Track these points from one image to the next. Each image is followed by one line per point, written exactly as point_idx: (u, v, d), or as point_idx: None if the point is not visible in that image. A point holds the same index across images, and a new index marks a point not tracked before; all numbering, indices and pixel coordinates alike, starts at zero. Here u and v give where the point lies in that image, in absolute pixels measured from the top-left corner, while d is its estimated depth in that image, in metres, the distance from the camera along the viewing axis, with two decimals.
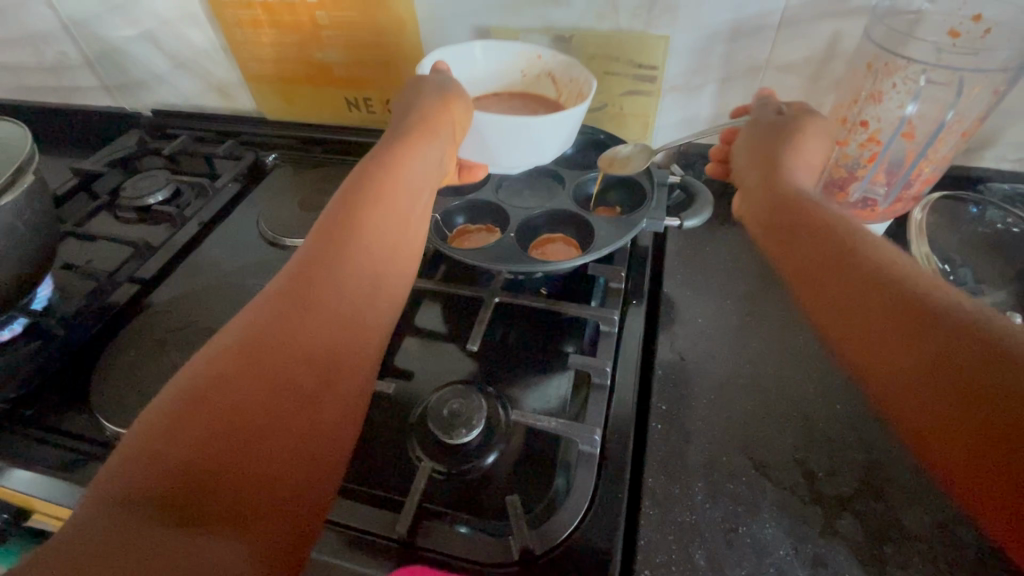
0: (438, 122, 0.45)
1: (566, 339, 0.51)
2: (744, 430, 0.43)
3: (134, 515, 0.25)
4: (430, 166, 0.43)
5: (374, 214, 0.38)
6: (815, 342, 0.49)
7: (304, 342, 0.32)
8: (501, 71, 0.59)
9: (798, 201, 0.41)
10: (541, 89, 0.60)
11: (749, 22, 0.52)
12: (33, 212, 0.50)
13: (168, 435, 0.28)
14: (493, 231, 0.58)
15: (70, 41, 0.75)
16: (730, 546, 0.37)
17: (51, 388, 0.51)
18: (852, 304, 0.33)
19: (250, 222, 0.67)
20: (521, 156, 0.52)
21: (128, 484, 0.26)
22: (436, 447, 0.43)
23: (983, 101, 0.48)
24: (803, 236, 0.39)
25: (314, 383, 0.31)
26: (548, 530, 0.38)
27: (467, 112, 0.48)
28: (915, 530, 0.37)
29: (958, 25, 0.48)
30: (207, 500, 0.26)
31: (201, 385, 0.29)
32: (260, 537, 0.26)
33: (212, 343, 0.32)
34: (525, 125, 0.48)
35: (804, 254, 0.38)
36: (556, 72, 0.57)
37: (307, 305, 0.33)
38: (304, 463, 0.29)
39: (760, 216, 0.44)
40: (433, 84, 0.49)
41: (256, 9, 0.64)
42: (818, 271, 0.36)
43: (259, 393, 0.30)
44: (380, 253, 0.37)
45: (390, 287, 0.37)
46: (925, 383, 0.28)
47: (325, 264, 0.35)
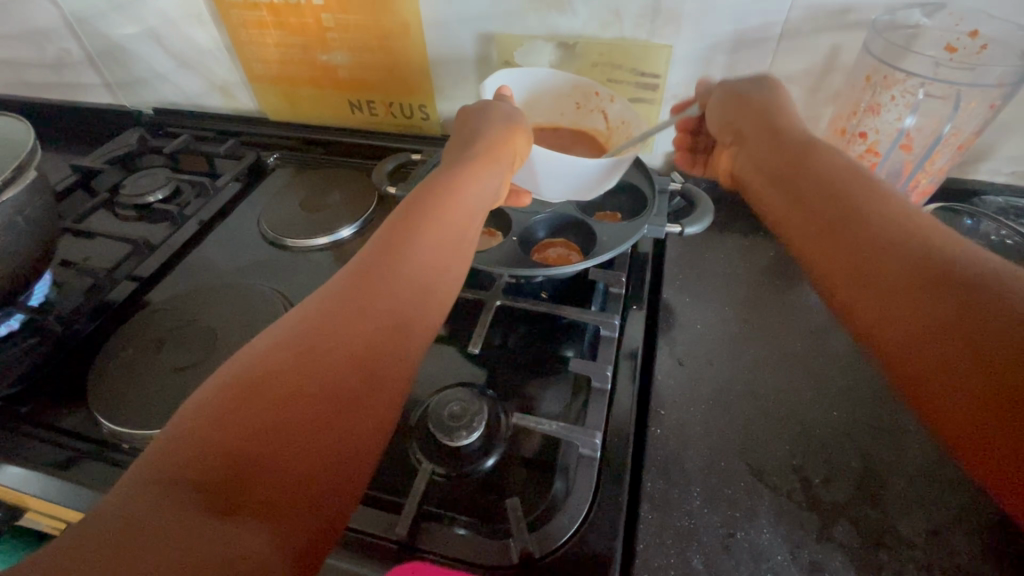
0: (500, 148, 0.47)
1: (566, 343, 0.51)
2: (742, 435, 0.44)
3: (175, 497, 0.25)
4: (484, 186, 0.45)
5: (429, 228, 0.39)
6: (811, 349, 0.50)
7: (357, 346, 0.32)
8: (557, 99, 0.62)
9: (801, 164, 0.40)
10: (590, 121, 0.63)
11: (751, 33, 0.53)
12: (32, 208, 0.50)
13: (219, 422, 0.28)
14: (493, 234, 0.56)
15: (73, 38, 0.75)
16: (728, 551, 0.37)
17: (45, 384, 0.51)
18: (847, 269, 0.33)
19: (250, 222, 0.67)
20: (565, 188, 0.54)
21: (175, 466, 0.26)
22: (436, 449, 0.43)
23: (979, 115, 0.49)
24: (799, 198, 0.38)
25: (358, 386, 0.31)
26: (547, 533, 0.38)
27: (527, 144, 0.50)
28: (910, 537, 0.38)
29: (955, 41, 0.49)
30: (245, 489, 0.26)
31: (258, 376, 0.30)
32: (291, 530, 0.26)
33: (267, 338, 0.33)
34: (578, 168, 0.50)
35: (799, 217, 0.37)
36: (609, 111, 0.60)
37: (362, 309, 0.34)
38: (339, 464, 0.29)
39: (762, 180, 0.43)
40: (500, 110, 0.51)
41: (262, 10, 0.64)
42: (822, 227, 0.35)
43: (313, 391, 0.30)
44: (431, 264, 0.38)
45: (440, 299, 0.38)
46: (924, 342, 0.27)
47: (381, 271, 0.36)
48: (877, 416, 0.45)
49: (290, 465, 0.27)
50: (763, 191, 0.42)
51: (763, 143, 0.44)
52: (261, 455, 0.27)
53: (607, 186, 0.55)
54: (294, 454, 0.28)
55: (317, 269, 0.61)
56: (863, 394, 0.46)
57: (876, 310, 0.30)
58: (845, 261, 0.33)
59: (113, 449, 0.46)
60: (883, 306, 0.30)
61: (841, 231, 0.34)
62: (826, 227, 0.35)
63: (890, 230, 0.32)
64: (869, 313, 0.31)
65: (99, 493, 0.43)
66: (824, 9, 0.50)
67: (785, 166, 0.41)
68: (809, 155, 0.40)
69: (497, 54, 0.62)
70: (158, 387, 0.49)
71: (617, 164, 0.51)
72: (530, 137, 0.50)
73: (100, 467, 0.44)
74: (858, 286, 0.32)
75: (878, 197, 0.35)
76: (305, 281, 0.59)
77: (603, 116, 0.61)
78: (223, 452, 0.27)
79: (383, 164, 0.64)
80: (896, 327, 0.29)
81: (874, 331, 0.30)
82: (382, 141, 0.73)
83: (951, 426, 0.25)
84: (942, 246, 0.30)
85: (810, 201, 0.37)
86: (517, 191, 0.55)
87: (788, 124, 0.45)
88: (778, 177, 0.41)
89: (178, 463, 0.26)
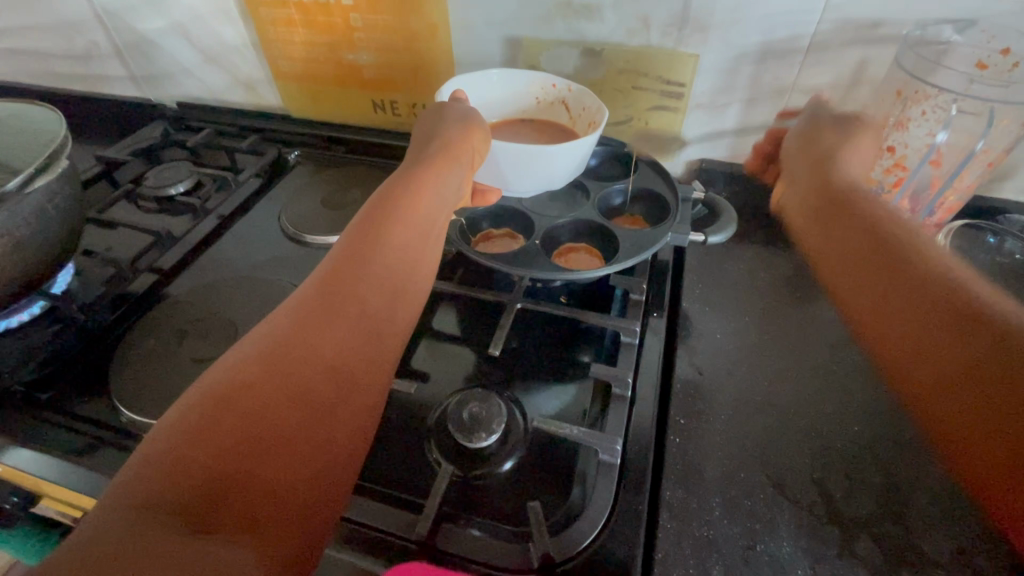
0: (459, 146, 0.47)
1: (584, 347, 0.51)
2: (762, 447, 0.43)
3: (153, 517, 0.25)
4: (449, 187, 0.45)
5: (397, 231, 0.40)
6: (832, 362, 0.50)
7: (329, 351, 0.33)
8: (516, 95, 0.62)
9: (855, 194, 0.48)
10: (553, 116, 0.62)
11: (779, 46, 0.53)
12: (63, 196, 0.50)
13: (192, 439, 0.28)
14: (515, 238, 0.59)
15: (102, 31, 0.76)
16: (748, 563, 0.37)
17: (68, 372, 0.51)
18: (910, 343, 0.37)
19: (271, 217, 0.68)
20: (533, 182, 0.54)
21: (151, 486, 0.26)
22: (454, 450, 0.43)
23: (1011, 134, 0.49)
24: (885, 275, 0.41)
25: (332, 392, 0.32)
26: (568, 538, 0.37)
27: (485, 141, 0.49)
28: (934, 555, 0.37)
29: (987, 58, 0.49)
30: (223, 504, 0.26)
31: (227, 389, 0.30)
32: (272, 540, 0.26)
33: (232, 354, 0.33)
34: (539, 154, 0.50)
35: (853, 240, 0.45)
36: (569, 101, 0.60)
37: (332, 316, 0.34)
38: (318, 471, 0.29)
39: (807, 207, 0.51)
40: (456, 111, 0.51)
41: (291, 9, 0.65)
42: (849, 252, 0.45)
43: (286, 398, 0.30)
44: (402, 268, 0.39)
45: (410, 300, 0.39)
46: (983, 420, 0.31)
47: (350, 277, 0.37)
48: (899, 431, 0.44)
49: (268, 476, 0.28)
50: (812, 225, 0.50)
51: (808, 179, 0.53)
52: (237, 467, 0.27)
53: (573, 174, 0.55)
54: (270, 464, 0.28)
55: None
56: (885, 409, 0.46)
57: (939, 388, 0.34)
58: (915, 339, 0.37)
59: (131, 439, 0.46)
60: (954, 389, 0.33)
61: (925, 309, 0.37)
62: (866, 257, 0.43)
63: (925, 267, 0.40)
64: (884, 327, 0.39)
65: None
66: (855, 24, 0.50)
67: (875, 241, 0.43)
68: (854, 203, 0.47)
69: (522, 58, 0.62)
70: (181, 378, 0.49)
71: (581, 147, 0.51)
72: (489, 134, 0.50)
73: (120, 456, 0.44)
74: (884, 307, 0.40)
75: (930, 256, 0.40)
76: None
77: (565, 108, 0.60)
78: (199, 471, 0.27)
79: None
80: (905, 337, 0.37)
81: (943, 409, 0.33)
82: (402, 141, 0.73)
83: (1000, 493, 0.29)
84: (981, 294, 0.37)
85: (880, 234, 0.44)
86: (483, 190, 0.56)
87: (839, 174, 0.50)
88: (863, 258, 0.43)
89: (154, 484, 0.26)
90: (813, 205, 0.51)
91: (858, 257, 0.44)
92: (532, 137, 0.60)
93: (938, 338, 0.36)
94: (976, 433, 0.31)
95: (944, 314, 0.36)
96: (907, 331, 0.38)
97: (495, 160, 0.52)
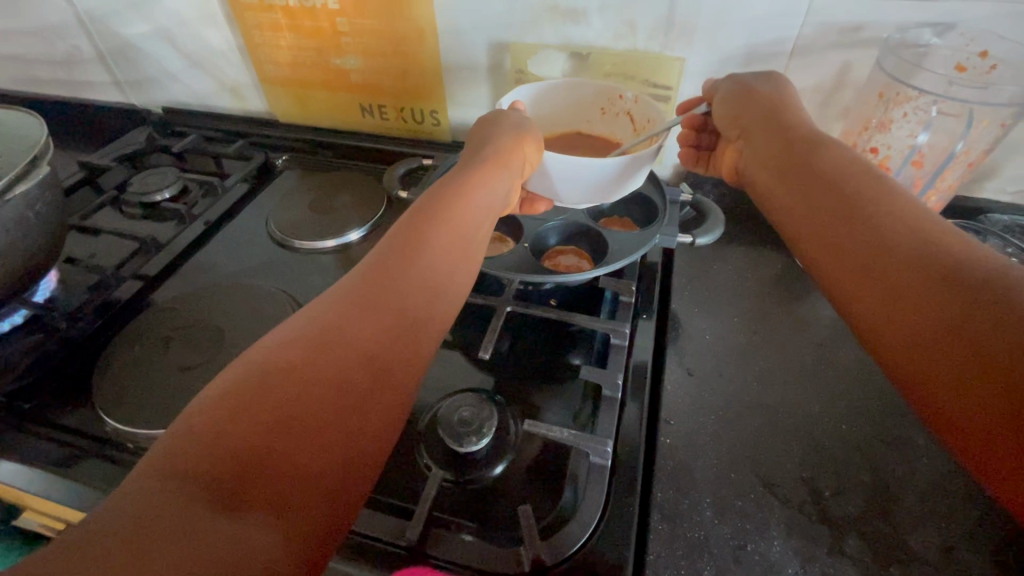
0: (512, 154, 0.47)
1: (574, 350, 0.51)
2: (752, 447, 0.43)
3: (183, 490, 0.24)
4: (495, 189, 0.45)
5: (443, 227, 0.40)
6: (820, 361, 0.50)
7: (366, 342, 0.32)
8: (580, 102, 0.61)
9: (812, 155, 0.40)
10: (618, 127, 0.61)
11: (762, 50, 0.54)
12: (43, 202, 0.49)
13: (234, 414, 0.28)
14: (504, 240, 0.57)
15: (85, 36, 0.75)
16: (739, 563, 0.37)
17: (47, 382, 0.50)
18: (869, 273, 0.32)
19: (258, 223, 0.67)
20: (581, 195, 0.53)
21: (188, 458, 0.26)
22: (445, 456, 0.43)
23: (990, 134, 0.50)
24: (802, 199, 0.38)
25: (368, 382, 0.31)
26: (560, 541, 0.37)
27: (538, 154, 0.51)
28: (921, 552, 0.37)
29: (965, 60, 0.50)
30: (254, 483, 0.26)
31: (274, 367, 0.30)
32: (295, 525, 0.25)
33: (279, 333, 0.33)
34: (591, 167, 0.50)
35: (805, 205, 0.38)
36: (634, 112, 0.58)
37: (372, 307, 0.34)
38: (347, 462, 0.29)
39: (768, 170, 0.43)
40: (510, 119, 0.51)
41: (276, 13, 0.64)
42: (844, 214, 0.35)
43: (324, 386, 0.30)
44: (446, 265, 0.38)
45: (446, 302, 0.37)
46: (895, 341, 0.29)
47: (394, 270, 0.36)
48: (885, 430, 0.45)
49: (297, 460, 0.27)
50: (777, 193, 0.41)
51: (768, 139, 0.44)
52: (271, 446, 0.27)
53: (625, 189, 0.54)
54: (302, 448, 0.28)
55: (324, 271, 0.60)
56: (870, 407, 0.47)
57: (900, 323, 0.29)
58: (848, 260, 0.33)
59: (117, 448, 0.45)
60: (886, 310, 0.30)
61: (844, 233, 0.34)
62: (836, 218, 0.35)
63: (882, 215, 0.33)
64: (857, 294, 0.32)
65: (100, 494, 0.42)
66: (836, 27, 0.51)
67: (791, 160, 0.41)
68: (816, 154, 0.40)
69: (510, 62, 0.62)
70: (165, 386, 0.48)
71: (634, 164, 0.50)
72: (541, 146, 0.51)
73: (104, 467, 0.44)
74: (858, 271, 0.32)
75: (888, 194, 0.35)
76: (313, 282, 0.59)
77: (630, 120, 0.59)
78: (235, 446, 0.26)
79: (394, 168, 0.65)
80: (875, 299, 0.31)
81: (868, 335, 0.31)
82: (390, 145, 0.73)
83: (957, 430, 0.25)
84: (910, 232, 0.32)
85: (817, 195, 0.37)
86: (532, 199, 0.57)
87: (794, 124, 0.44)
88: (782, 177, 0.41)
89: (190, 455, 0.26)
90: (773, 169, 0.42)
91: (789, 179, 0.40)
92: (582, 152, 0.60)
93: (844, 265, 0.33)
94: (905, 357, 0.28)
95: (882, 243, 0.32)
96: (828, 249, 0.35)
97: (546, 171, 0.52)
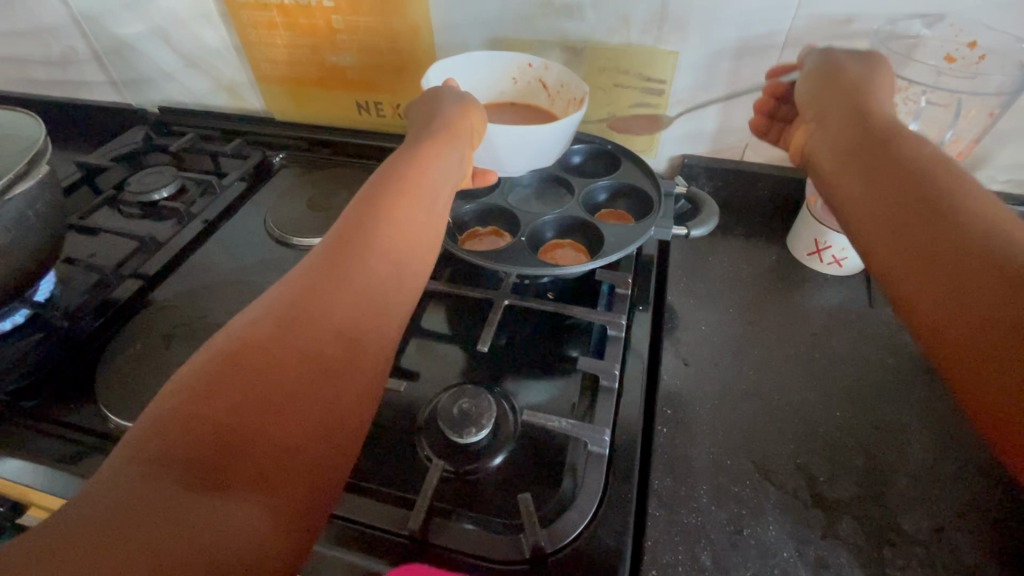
0: (460, 125, 0.46)
1: (572, 342, 0.52)
2: (747, 435, 0.44)
3: (160, 477, 0.25)
4: (453, 160, 0.44)
5: (402, 198, 0.39)
6: (815, 350, 0.51)
7: (333, 319, 0.32)
8: (493, 78, 0.62)
9: (886, 136, 0.37)
10: (532, 97, 0.63)
11: (757, 41, 0.54)
12: (43, 202, 0.50)
13: (204, 398, 0.28)
14: (502, 235, 0.59)
15: (80, 36, 0.75)
16: (735, 547, 0.38)
17: (50, 380, 0.51)
18: (927, 268, 0.30)
19: (257, 221, 0.67)
20: (527, 158, 0.54)
21: (163, 444, 0.26)
22: (446, 446, 0.43)
23: (978, 124, 0.51)
24: (875, 181, 0.35)
25: (340, 357, 0.32)
26: (559, 529, 0.38)
27: (484, 121, 0.49)
28: (913, 534, 0.38)
29: (954, 51, 0.51)
30: (233, 465, 0.27)
31: (238, 350, 0.30)
32: (280, 501, 0.27)
33: (242, 317, 0.33)
34: (534, 133, 0.51)
35: (867, 185, 0.35)
36: (547, 78, 0.60)
37: (336, 284, 0.34)
38: (325, 436, 0.30)
39: (838, 144, 0.39)
40: (453, 92, 0.50)
41: (271, 11, 0.65)
42: (907, 204, 0.32)
43: (294, 364, 0.30)
44: (410, 236, 0.38)
45: (412, 276, 0.37)
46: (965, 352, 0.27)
47: (355, 245, 0.36)
48: (880, 416, 0.46)
49: (274, 440, 0.28)
50: (835, 173, 0.38)
51: (839, 112, 0.40)
52: (246, 427, 0.28)
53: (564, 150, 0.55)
54: (278, 427, 0.28)
55: None
56: (865, 395, 0.47)
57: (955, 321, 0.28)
58: (906, 244, 0.31)
59: None
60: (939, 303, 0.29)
61: (919, 231, 0.31)
62: (901, 205, 0.33)
63: (954, 206, 0.31)
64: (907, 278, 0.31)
65: None
66: (829, 18, 0.51)
67: (866, 138, 0.37)
68: (895, 136, 0.36)
69: None
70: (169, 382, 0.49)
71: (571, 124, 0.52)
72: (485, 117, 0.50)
73: None
74: (913, 263, 0.31)
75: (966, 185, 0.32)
76: None
77: (543, 86, 0.61)
78: (209, 429, 0.27)
79: None
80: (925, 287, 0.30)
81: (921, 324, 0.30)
82: (388, 142, 0.73)
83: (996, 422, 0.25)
84: (985, 231, 0.29)
85: (887, 175, 0.34)
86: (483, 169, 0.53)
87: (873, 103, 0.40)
88: (852, 153, 0.37)
89: (164, 441, 0.26)
90: (843, 145, 0.39)
91: (863, 170, 0.36)
92: (518, 120, 0.60)
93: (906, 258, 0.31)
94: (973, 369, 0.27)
95: (949, 238, 0.30)
96: (882, 234, 0.33)
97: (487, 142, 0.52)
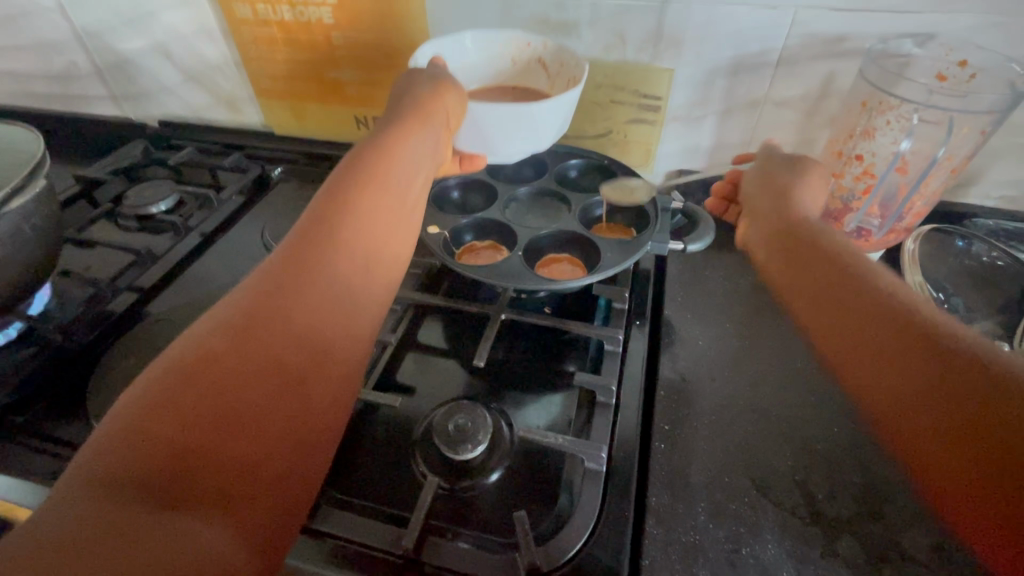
0: (429, 111, 0.45)
1: (569, 357, 0.52)
2: (745, 453, 0.44)
3: (116, 496, 0.25)
4: (423, 152, 0.43)
5: (367, 197, 0.38)
6: (813, 365, 0.51)
7: (297, 327, 0.32)
8: (492, 57, 0.58)
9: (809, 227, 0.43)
10: (531, 79, 0.59)
11: (750, 59, 0.55)
12: (40, 215, 0.49)
13: (159, 412, 0.28)
14: (499, 249, 0.59)
15: (81, 51, 0.76)
16: (734, 566, 0.37)
17: (41, 395, 0.50)
18: (862, 340, 0.32)
19: (253, 234, 0.67)
20: (519, 146, 0.52)
21: (118, 461, 0.26)
22: (440, 463, 0.43)
23: (972, 141, 0.51)
24: (803, 271, 0.39)
25: (302, 365, 0.32)
26: (554, 547, 0.38)
27: (461, 100, 0.48)
28: (913, 552, 0.38)
29: (945, 70, 0.51)
30: (191, 482, 0.27)
31: (193, 361, 0.30)
32: (242, 517, 0.27)
33: (200, 323, 0.32)
34: (526, 112, 0.49)
35: (803, 271, 0.39)
36: (546, 59, 0.57)
37: (298, 287, 0.33)
38: (288, 447, 0.30)
39: (773, 233, 0.45)
40: (427, 74, 0.49)
41: (272, 28, 0.65)
42: (833, 282, 0.36)
43: (253, 372, 0.30)
44: (377, 235, 0.38)
45: (380, 278, 0.38)
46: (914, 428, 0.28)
47: (318, 246, 0.35)
48: None
49: (235, 454, 0.28)
50: (773, 262, 0.43)
51: (771, 209, 0.47)
52: (203, 441, 0.28)
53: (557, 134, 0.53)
54: (238, 440, 0.28)
55: None
56: None
57: (896, 397, 0.29)
58: (835, 319, 0.35)
59: None
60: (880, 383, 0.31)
61: (849, 305, 0.34)
62: (831, 286, 0.36)
63: (873, 282, 0.35)
64: (844, 353, 0.33)
65: None
66: (820, 38, 0.52)
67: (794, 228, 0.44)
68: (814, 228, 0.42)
69: None
70: None
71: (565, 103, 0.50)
72: (464, 96, 0.49)
73: None
74: (847, 337, 0.33)
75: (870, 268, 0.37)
76: None
77: (542, 68, 0.57)
78: (165, 445, 0.27)
79: None
80: (864, 366, 0.32)
81: (872, 403, 0.31)
82: None
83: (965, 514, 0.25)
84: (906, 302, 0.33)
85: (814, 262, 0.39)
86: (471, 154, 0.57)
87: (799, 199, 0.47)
88: (784, 241, 0.43)
89: (118, 460, 0.26)
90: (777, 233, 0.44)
91: (799, 258, 0.40)
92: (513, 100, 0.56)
93: (887, 372, 0.30)
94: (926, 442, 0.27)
95: (880, 312, 0.33)
96: (816, 312, 0.36)
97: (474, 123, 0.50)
